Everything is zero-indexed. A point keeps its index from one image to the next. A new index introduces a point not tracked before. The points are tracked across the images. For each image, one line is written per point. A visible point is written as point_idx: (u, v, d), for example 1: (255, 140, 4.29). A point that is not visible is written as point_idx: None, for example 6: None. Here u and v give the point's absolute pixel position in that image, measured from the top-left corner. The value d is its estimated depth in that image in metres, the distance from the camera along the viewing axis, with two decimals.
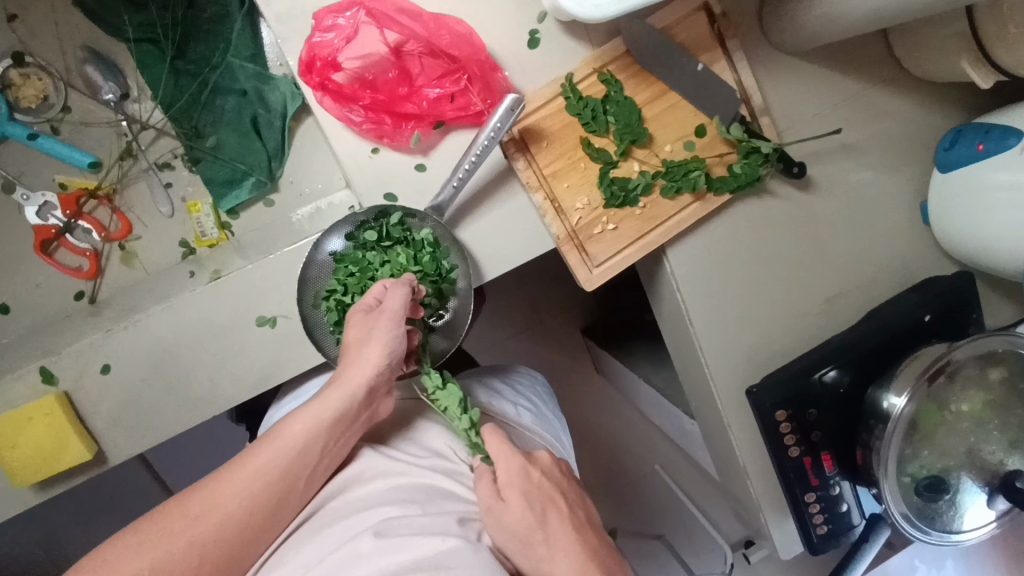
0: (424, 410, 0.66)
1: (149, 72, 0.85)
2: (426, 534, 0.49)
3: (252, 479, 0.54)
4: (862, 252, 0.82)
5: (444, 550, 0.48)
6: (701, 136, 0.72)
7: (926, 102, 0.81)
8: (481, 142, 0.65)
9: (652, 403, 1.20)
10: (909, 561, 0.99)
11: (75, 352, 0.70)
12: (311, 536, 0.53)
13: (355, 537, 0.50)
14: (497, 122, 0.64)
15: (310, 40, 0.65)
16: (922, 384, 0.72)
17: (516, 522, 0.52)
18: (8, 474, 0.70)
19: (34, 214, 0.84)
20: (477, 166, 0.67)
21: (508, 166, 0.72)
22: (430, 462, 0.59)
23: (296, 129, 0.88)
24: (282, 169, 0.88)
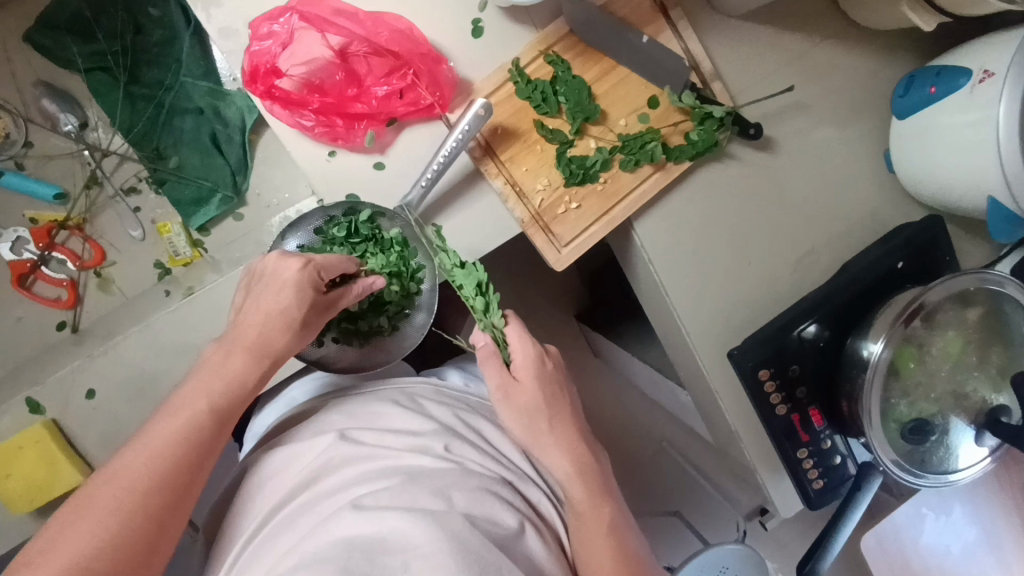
0: (378, 396, 0.72)
1: (104, 100, 0.86)
2: (394, 510, 0.55)
3: (195, 433, 0.56)
4: (828, 206, 0.83)
5: (409, 524, 0.54)
6: (654, 108, 0.73)
7: (874, 53, 0.81)
8: (449, 145, 0.66)
9: (647, 379, 1.21)
10: (916, 510, 0.98)
11: (58, 381, 0.70)
12: (287, 524, 0.59)
13: (331, 516, 0.57)
14: (464, 126, 0.65)
15: (249, 49, 0.66)
16: (897, 328, 0.73)
17: (529, 398, 0.66)
18: (7, 506, 0.70)
19: (7, 250, 0.85)
20: (446, 167, 0.68)
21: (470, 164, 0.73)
22: (396, 444, 0.65)
23: (257, 142, 0.88)
24: (247, 183, 0.88)
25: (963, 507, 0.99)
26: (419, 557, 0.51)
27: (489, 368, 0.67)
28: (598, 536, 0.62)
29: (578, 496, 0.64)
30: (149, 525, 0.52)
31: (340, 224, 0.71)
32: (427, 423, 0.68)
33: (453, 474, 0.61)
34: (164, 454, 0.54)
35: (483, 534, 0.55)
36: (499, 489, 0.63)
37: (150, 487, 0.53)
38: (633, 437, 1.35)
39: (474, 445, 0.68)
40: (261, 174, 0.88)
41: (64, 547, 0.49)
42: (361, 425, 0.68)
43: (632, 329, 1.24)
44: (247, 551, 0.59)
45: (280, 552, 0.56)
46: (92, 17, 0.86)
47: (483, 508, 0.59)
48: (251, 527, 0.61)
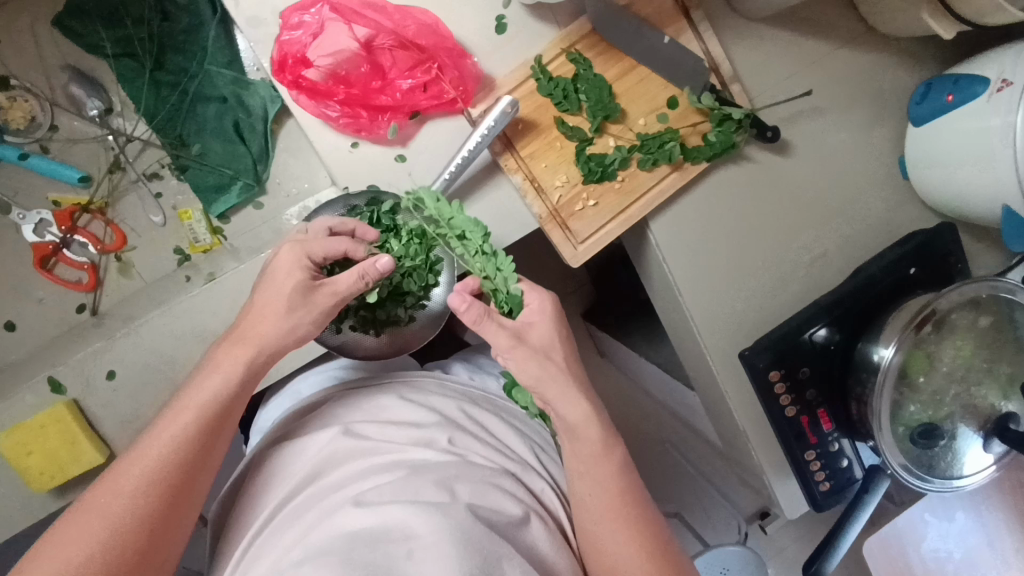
0: (383, 391, 0.75)
1: (130, 85, 0.87)
2: (398, 503, 0.56)
3: (193, 432, 0.61)
4: (842, 210, 0.84)
5: (411, 516, 0.55)
6: (673, 108, 0.73)
7: (893, 59, 0.82)
8: (472, 142, 0.67)
9: (654, 379, 1.21)
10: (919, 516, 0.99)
11: (80, 362, 0.71)
12: (293, 518, 0.60)
13: (335, 509, 0.57)
14: (490, 122, 0.66)
15: (280, 39, 0.67)
16: (908, 334, 0.74)
17: (544, 335, 0.64)
18: (26, 483, 0.71)
19: (31, 232, 0.86)
20: (469, 162, 0.68)
21: (492, 161, 0.74)
22: (399, 438, 0.67)
23: (279, 132, 0.89)
24: (268, 171, 0.89)
25: (966, 514, 0.99)
26: (422, 547, 0.52)
27: (486, 326, 0.62)
28: (605, 514, 0.63)
29: (592, 442, 0.63)
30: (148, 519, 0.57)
31: (362, 213, 0.71)
32: (429, 417, 0.70)
33: (456, 468, 0.63)
34: (164, 452, 0.59)
35: (484, 522, 0.56)
36: (501, 480, 0.64)
37: (153, 485, 0.58)
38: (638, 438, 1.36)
39: (477, 438, 0.70)
40: (282, 164, 0.89)
41: (71, 540, 0.54)
42: (365, 420, 0.70)
43: (641, 328, 1.24)
44: (252, 548, 0.60)
45: (289, 543, 0.57)
46: (120, 1, 0.86)
47: (484, 496, 0.60)
48: (259, 521, 0.62)
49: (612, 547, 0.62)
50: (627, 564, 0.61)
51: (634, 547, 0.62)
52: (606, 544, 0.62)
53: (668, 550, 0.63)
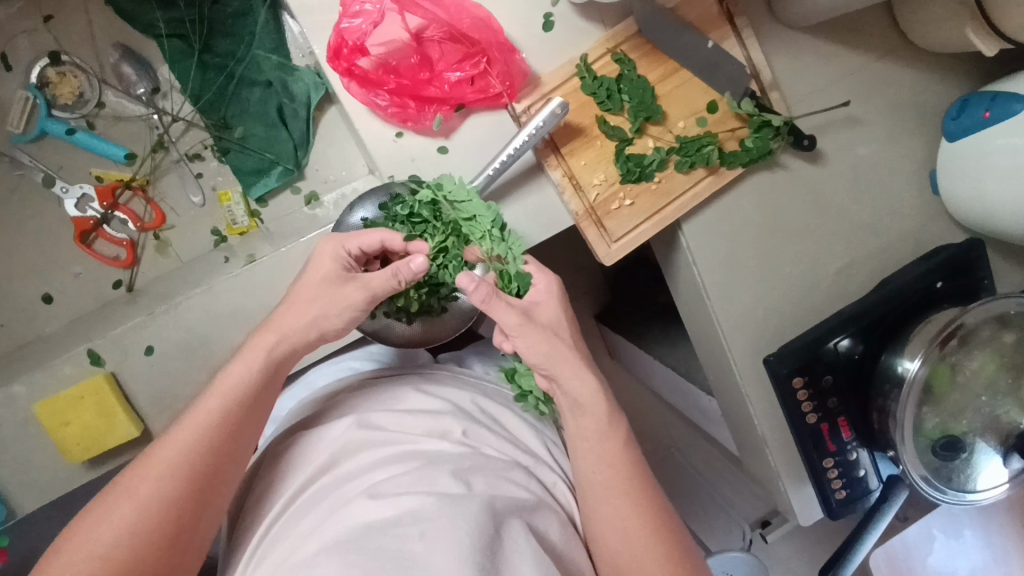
0: (398, 382, 0.76)
1: (178, 66, 0.87)
2: (411, 493, 0.57)
3: (224, 417, 0.63)
4: (872, 222, 0.84)
5: (426, 505, 0.56)
6: (712, 113, 0.74)
7: (931, 74, 0.83)
8: (517, 142, 0.67)
9: (669, 381, 1.22)
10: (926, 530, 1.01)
11: (117, 337, 0.72)
12: (311, 506, 0.61)
13: (350, 499, 0.59)
14: (539, 122, 0.67)
15: (338, 26, 0.67)
16: (934, 349, 0.75)
17: (551, 313, 0.67)
18: (63, 453, 0.72)
19: (73, 206, 0.87)
20: (514, 160, 0.68)
21: (535, 162, 0.74)
22: (414, 429, 0.68)
23: (320, 119, 0.90)
24: (307, 157, 0.89)
25: (975, 530, 1.00)
26: (434, 530, 0.53)
27: (498, 305, 0.64)
28: (611, 497, 0.64)
29: (599, 416, 0.66)
30: (176, 503, 0.58)
31: (404, 202, 0.70)
32: (442, 408, 0.71)
33: (471, 461, 0.64)
34: (195, 436, 0.61)
35: (499, 514, 0.57)
36: (512, 474, 0.65)
37: (180, 469, 0.59)
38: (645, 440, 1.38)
39: (490, 431, 0.71)
40: (321, 151, 0.90)
41: (105, 519, 0.56)
42: (381, 410, 0.71)
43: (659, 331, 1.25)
44: (268, 536, 0.61)
45: (304, 531, 0.58)
46: None
47: (499, 491, 0.61)
48: (276, 508, 0.64)
49: (616, 527, 0.63)
50: (630, 545, 0.63)
51: (639, 529, 0.63)
52: (609, 525, 0.64)
53: (671, 533, 0.64)
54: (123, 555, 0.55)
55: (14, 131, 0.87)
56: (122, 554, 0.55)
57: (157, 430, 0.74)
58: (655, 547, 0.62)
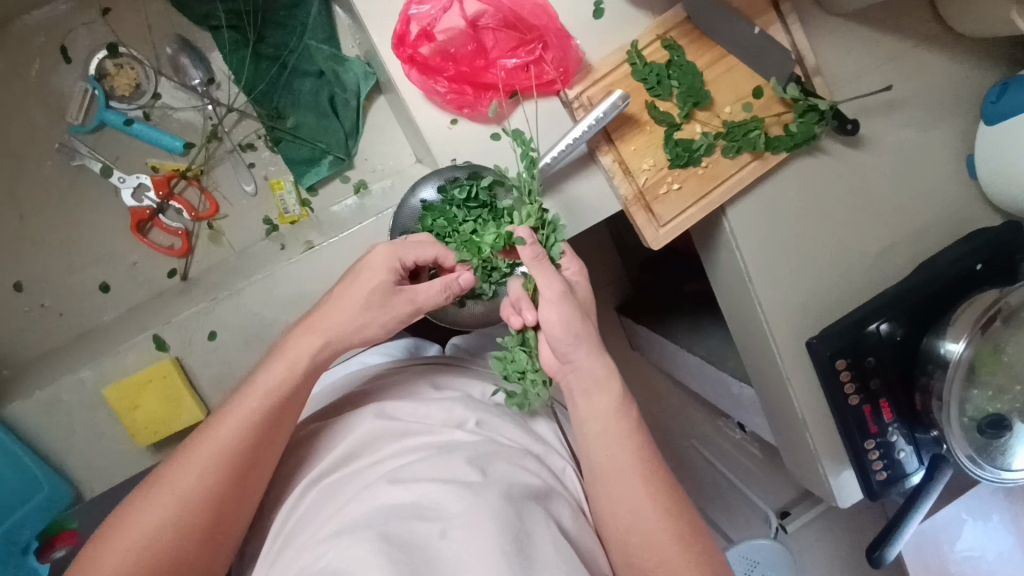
0: (413, 378, 0.74)
1: (232, 57, 0.90)
2: (428, 480, 0.57)
3: (260, 415, 0.59)
4: (911, 206, 0.85)
5: (443, 495, 0.55)
6: (757, 98, 0.75)
7: (969, 58, 0.84)
8: (578, 132, 0.69)
9: (694, 372, 1.23)
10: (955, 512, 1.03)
11: (181, 323, 0.74)
12: (328, 494, 0.60)
13: (370, 486, 0.58)
14: (600, 113, 0.68)
15: (407, 12, 0.69)
16: (977, 331, 0.76)
17: (586, 295, 0.64)
18: (131, 436, 0.75)
19: (129, 196, 0.91)
20: (573, 150, 0.69)
21: (587, 152, 0.76)
22: (431, 419, 0.67)
23: (369, 108, 0.92)
24: (357, 147, 0.93)
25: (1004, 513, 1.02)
26: (455, 528, 0.53)
27: (545, 266, 0.62)
28: (623, 478, 0.61)
29: (610, 399, 0.61)
30: (211, 501, 0.56)
31: (462, 186, 0.71)
32: (456, 397, 0.70)
33: (489, 450, 0.63)
34: (232, 435, 0.58)
35: (526, 502, 0.57)
36: (529, 460, 0.64)
37: (220, 468, 0.57)
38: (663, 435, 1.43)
39: (505, 420, 0.69)
40: (369, 139, 0.93)
41: (138, 518, 0.54)
42: (397, 400, 0.70)
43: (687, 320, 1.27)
44: (289, 526, 0.61)
45: (323, 520, 0.58)
46: None
47: (525, 478, 0.61)
48: (296, 496, 0.64)
49: (626, 509, 0.60)
50: (643, 527, 0.60)
51: (653, 511, 0.60)
52: (619, 508, 0.61)
53: (687, 516, 0.61)
54: (164, 544, 0.54)
55: (75, 123, 0.91)
56: (165, 542, 0.54)
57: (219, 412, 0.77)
58: (670, 530, 0.59)
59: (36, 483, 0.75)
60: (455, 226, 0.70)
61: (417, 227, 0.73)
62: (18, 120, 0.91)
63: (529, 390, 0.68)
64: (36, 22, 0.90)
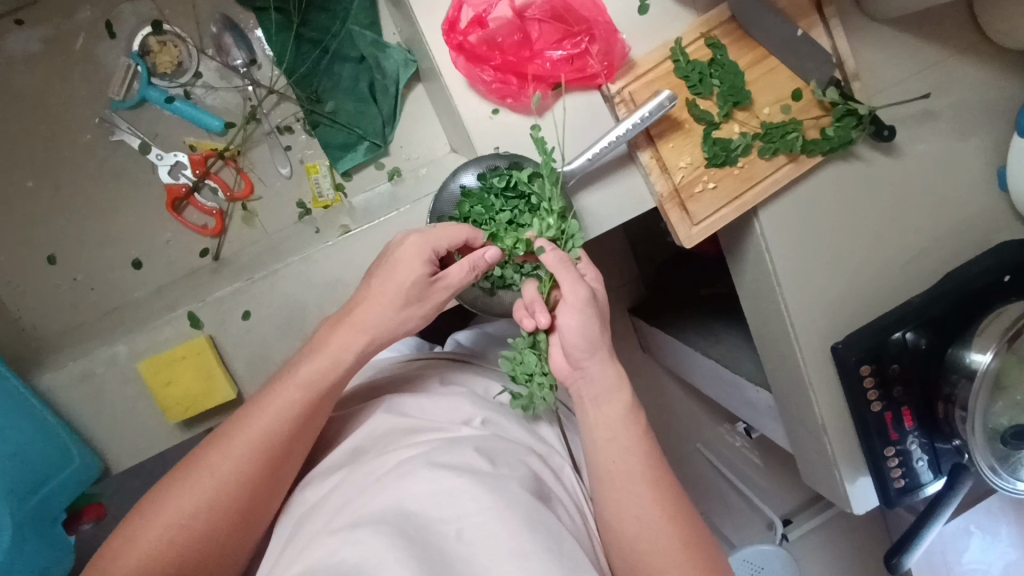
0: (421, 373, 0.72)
1: (276, 39, 0.92)
2: (442, 472, 0.53)
3: (296, 406, 0.59)
4: (940, 216, 0.85)
5: (460, 490, 0.52)
6: (797, 101, 0.75)
7: (1005, 70, 0.84)
8: (623, 128, 0.70)
9: (704, 376, 1.22)
10: (966, 526, 1.03)
11: (219, 300, 0.78)
12: (330, 489, 0.57)
13: (376, 478, 0.55)
14: (645, 113, 0.69)
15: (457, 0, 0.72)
16: (1004, 342, 0.75)
17: (603, 298, 0.65)
18: (163, 412, 0.77)
19: (166, 173, 0.93)
20: (615, 148, 0.70)
21: (628, 155, 0.76)
22: (439, 415, 0.63)
23: (407, 96, 0.95)
24: (393, 134, 0.95)
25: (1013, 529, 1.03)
26: (473, 526, 0.50)
27: (567, 272, 0.63)
28: (634, 484, 0.59)
29: (615, 405, 0.61)
30: (244, 490, 0.57)
31: (503, 175, 0.71)
32: (464, 394, 0.67)
33: (502, 448, 0.60)
34: (267, 425, 0.58)
35: (541, 503, 0.54)
36: (535, 459, 0.61)
37: (255, 457, 0.57)
38: (671, 435, 1.44)
39: (513, 421, 0.66)
40: (405, 128, 0.95)
41: (174, 503, 0.55)
42: (403, 395, 0.67)
43: None
44: (289, 525, 0.57)
45: (326, 513, 0.54)
46: None
47: (538, 480, 0.58)
48: (294, 495, 0.60)
49: (634, 515, 0.58)
50: (651, 534, 0.57)
51: (662, 520, 0.58)
52: (629, 514, 0.58)
53: (696, 527, 0.59)
54: (200, 526, 0.55)
55: (116, 98, 0.92)
56: (201, 523, 0.55)
57: (249, 391, 0.79)
58: (679, 542, 0.57)
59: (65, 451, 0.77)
60: (493, 215, 0.70)
61: (453, 214, 0.73)
62: (58, 96, 0.92)
63: (536, 392, 0.66)
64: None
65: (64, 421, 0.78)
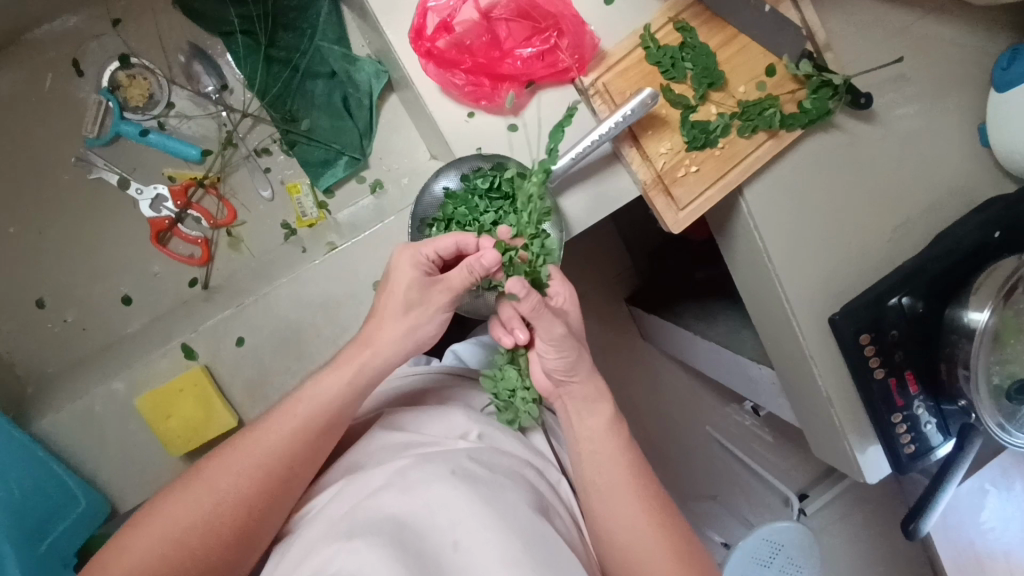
0: (421, 385, 0.73)
1: (247, 61, 0.92)
2: (436, 483, 0.53)
3: (303, 429, 0.59)
4: (925, 179, 0.85)
5: (455, 498, 0.52)
6: (771, 76, 0.75)
7: (975, 27, 0.84)
8: (604, 129, 0.69)
9: (705, 360, 1.22)
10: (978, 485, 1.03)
11: (211, 329, 0.78)
12: (327, 506, 0.57)
13: (371, 495, 0.54)
14: (627, 111, 0.69)
15: (422, 7, 0.71)
16: (1000, 299, 0.75)
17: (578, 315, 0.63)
18: (165, 446, 0.77)
19: (148, 207, 0.93)
20: (599, 146, 0.70)
21: (613, 151, 0.76)
22: (432, 429, 0.63)
23: (382, 106, 0.95)
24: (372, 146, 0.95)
25: None
26: (468, 538, 0.50)
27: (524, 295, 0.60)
28: (622, 492, 0.59)
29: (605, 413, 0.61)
30: (238, 513, 0.56)
31: (486, 176, 0.70)
32: (457, 407, 0.66)
33: (496, 458, 0.59)
34: (269, 448, 0.58)
35: (535, 513, 0.54)
36: (527, 470, 0.61)
37: (254, 477, 0.57)
38: (678, 421, 1.44)
39: (504, 430, 0.66)
40: (384, 139, 0.95)
41: (172, 515, 0.55)
42: (398, 411, 0.66)
43: None
44: (282, 546, 0.56)
45: (320, 530, 0.54)
46: None
47: (531, 489, 0.58)
48: (288, 521, 0.60)
49: (621, 518, 0.58)
50: (636, 538, 0.57)
51: (651, 532, 0.57)
52: (614, 519, 0.58)
53: (683, 536, 0.59)
54: (199, 534, 0.54)
55: (90, 136, 0.92)
56: (194, 543, 0.54)
57: (250, 417, 0.79)
58: (664, 544, 0.57)
59: (64, 489, 0.76)
60: (476, 216, 0.71)
61: (436, 215, 0.73)
62: (32, 139, 0.92)
63: (522, 408, 0.67)
64: (46, 37, 0.91)
65: (68, 463, 0.78)
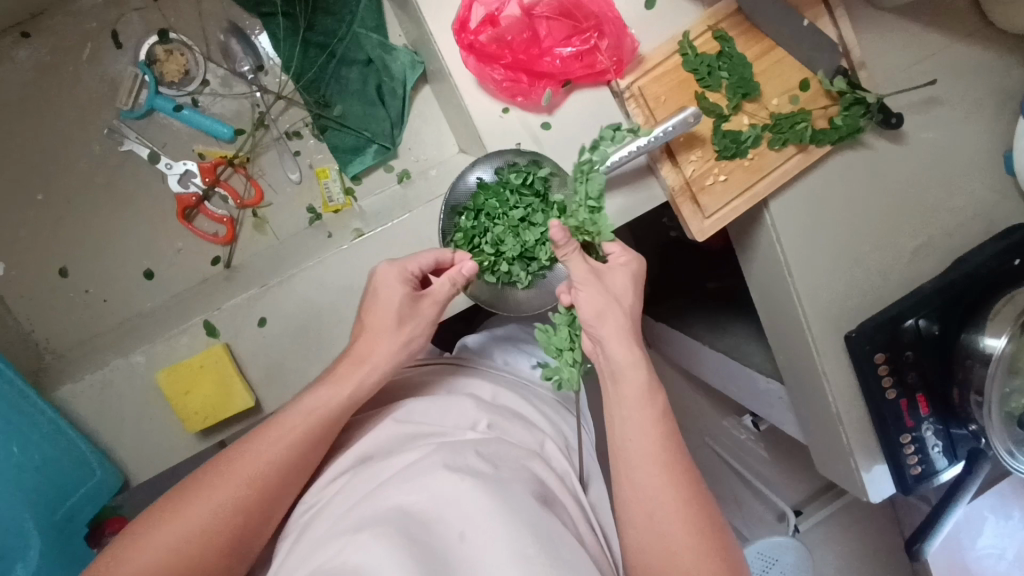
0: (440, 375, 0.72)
1: (283, 44, 0.93)
2: (444, 473, 0.54)
3: (304, 434, 0.60)
4: (949, 202, 0.85)
5: (463, 490, 0.52)
6: (805, 91, 0.75)
7: (1008, 53, 0.84)
8: (641, 141, 0.69)
9: (713, 370, 1.22)
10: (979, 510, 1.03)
11: (234, 309, 0.78)
12: (339, 494, 0.57)
13: (380, 485, 0.55)
14: (668, 126, 0.69)
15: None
16: (1017, 325, 0.75)
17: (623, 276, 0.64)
18: (183, 423, 0.78)
19: (175, 182, 0.93)
20: (635, 157, 0.70)
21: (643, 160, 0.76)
22: (442, 419, 0.63)
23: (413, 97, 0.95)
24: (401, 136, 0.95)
25: None
26: (474, 531, 0.50)
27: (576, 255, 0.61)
28: (649, 465, 0.58)
29: (637, 384, 0.60)
30: (238, 518, 0.56)
31: (520, 171, 0.72)
32: (468, 397, 0.66)
33: (505, 453, 0.59)
34: (271, 454, 0.58)
35: (543, 506, 0.54)
36: (537, 463, 0.61)
37: (254, 483, 0.57)
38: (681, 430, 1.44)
39: (516, 423, 0.66)
40: (412, 130, 0.95)
41: (177, 518, 0.55)
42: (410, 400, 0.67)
43: None
44: (297, 533, 0.57)
45: (329, 519, 0.54)
46: None
47: (540, 484, 0.58)
48: (302, 506, 0.60)
49: (649, 494, 0.57)
50: (663, 516, 0.56)
51: (677, 515, 0.56)
52: (633, 507, 0.57)
53: (712, 513, 0.58)
54: (208, 525, 0.55)
55: (125, 108, 0.92)
56: (195, 548, 0.54)
57: (266, 398, 0.79)
58: (682, 533, 0.56)
59: (81, 459, 0.76)
60: (506, 210, 0.72)
61: (468, 205, 0.73)
62: (64, 109, 0.92)
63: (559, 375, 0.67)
64: (85, 8, 0.91)
65: (85, 434, 0.78)
